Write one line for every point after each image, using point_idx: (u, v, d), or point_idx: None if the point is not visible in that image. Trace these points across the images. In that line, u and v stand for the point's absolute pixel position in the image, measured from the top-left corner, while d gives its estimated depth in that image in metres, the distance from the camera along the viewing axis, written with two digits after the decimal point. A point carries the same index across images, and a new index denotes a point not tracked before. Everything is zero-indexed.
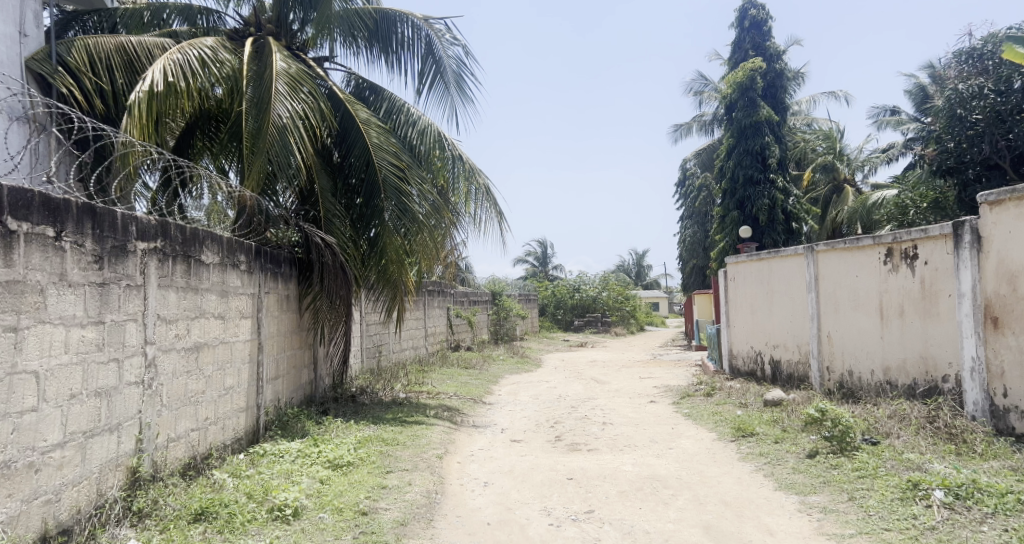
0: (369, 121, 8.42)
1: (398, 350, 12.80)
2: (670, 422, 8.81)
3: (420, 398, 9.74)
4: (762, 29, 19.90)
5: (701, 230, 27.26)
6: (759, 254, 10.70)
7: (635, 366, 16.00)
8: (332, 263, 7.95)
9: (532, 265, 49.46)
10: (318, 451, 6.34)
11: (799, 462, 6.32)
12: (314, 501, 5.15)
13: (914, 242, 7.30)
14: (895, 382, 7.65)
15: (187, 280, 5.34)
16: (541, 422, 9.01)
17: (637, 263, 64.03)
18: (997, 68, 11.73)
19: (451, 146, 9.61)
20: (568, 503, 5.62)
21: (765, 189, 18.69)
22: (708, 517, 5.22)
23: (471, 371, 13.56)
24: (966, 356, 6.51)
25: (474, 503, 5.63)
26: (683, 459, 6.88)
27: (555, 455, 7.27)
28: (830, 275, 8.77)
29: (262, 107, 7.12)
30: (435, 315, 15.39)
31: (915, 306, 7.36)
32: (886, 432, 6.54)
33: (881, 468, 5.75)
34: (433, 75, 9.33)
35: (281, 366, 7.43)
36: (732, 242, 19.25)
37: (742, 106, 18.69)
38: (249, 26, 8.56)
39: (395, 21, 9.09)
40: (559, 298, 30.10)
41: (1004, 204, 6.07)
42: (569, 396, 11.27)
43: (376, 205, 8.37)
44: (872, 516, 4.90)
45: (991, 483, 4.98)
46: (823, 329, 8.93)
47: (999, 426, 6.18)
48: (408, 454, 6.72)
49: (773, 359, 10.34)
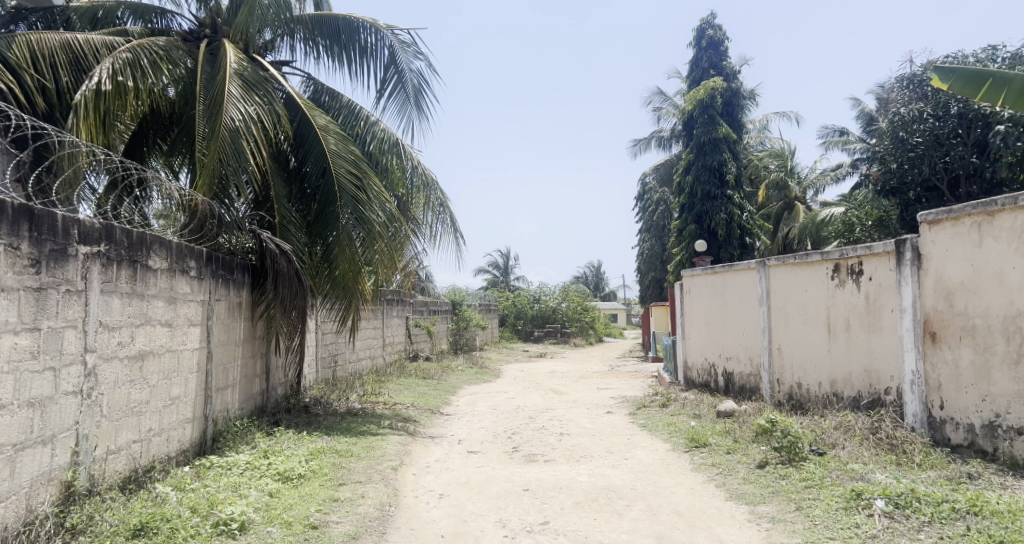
0: (327, 127, 8.37)
1: (355, 360, 12.67)
2: (626, 433, 8.91)
3: (376, 409, 9.68)
4: (719, 48, 20.33)
5: (659, 244, 27.76)
6: (713, 267, 10.91)
7: (594, 377, 16.08)
8: (287, 270, 7.83)
9: (494, 275, 49.45)
10: (268, 464, 6.23)
11: (749, 472, 6.44)
12: (262, 515, 5.06)
13: (859, 258, 7.52)
14: (841, 394, 7.85)
15: (132, 285, 5.23)
16: (499, 433, 9.02)
17: (595, 275, 64.55)
18: (934, 94, 12.24)
19: (410, 156, 9.67)
20: (523, 515, 5.64)
21: (722, 205, 19.07)
22: (662, 527, 5.29)
23: (429, 381, 13.52)
24: (906, 369, 6.69)
25: (428, 516, 5.60)
26: (638, 469, 6.97)
27: (512, 466, 7.29)
28: (781, 289, 8.99)
29: (214, 108, 7.03)
30: (394, 324, 15.34)
31: (861, 321, 7.57)
32: (832, 443, 6.70)
33: (827, 478, 5.89)
34: (394, 86, 9.36)
35: (232, 375, 7.30)
36: (688, 255, 19.54)
37: (702, 123, 18.97)
38: (204, 27, 8.41)
39: (358, 29, 9.05)
40: (519, 308, 30.15)
41: (942, 223, 6.29)
42: (527, 406, 11.33)
43: (332, 215, 8.30)
44: (817, 525, 5.02)
45: (929, 492, 5.14)
46: (774, 342, 9.13)
47: (936, 437, 6.37)
48: (361, 466, 6.67)
49: (726, 371, 10.53)
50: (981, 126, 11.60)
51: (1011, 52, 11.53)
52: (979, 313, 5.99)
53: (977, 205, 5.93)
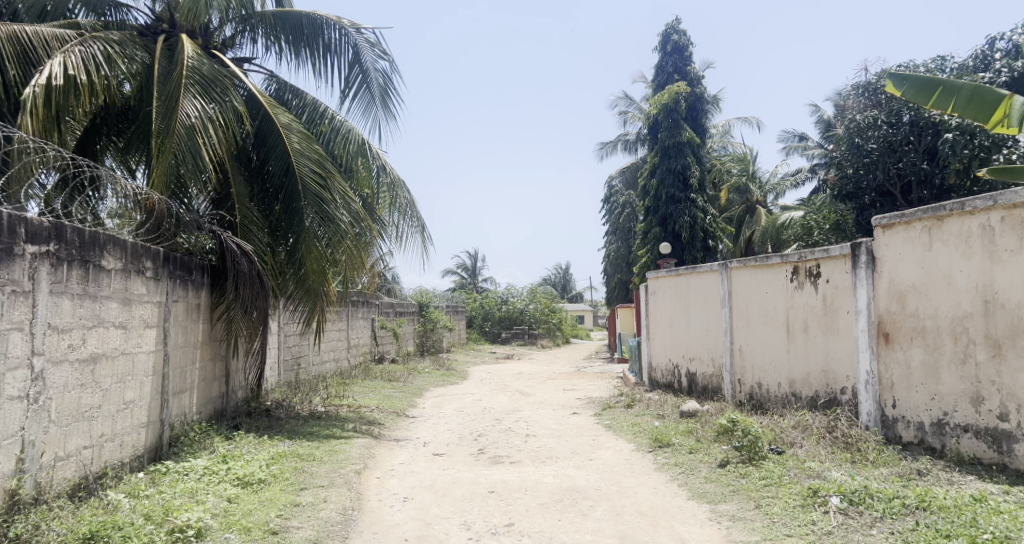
0: (290, 125, 8.28)
1: (319, 362, 12.54)
2: (591, 433, 8.97)
3: (340, 412, 9.60)
4: (683, 53, 20.58)
5: (625, 246, 28.00)
6: (677, 269, 11.03)
7: (561, 378, 16.15)
8: (248, 271, 7.73)
9: (461, 276, 49.36)
10: (227, 468, 6.14)
11: (711, 471, 6.53)
12: (220, 521, 4.98)
13: (817, 261, 7.68)
14: (800, 393, 8.00)
15: (84, 286, 5.13)
16: (465, 435, 9.01)
17: (563, 277, 64.82)
18: (888, 102, 12.60)
19: (376, 157, 9.64)
20: (488, 516, 5.65)
21: (686, 208, 19.30)
22: (625, 527, 5.34)
23: (395, 383, 13.45)
24: (861, 369, 6.84)
25: (392, 519, 5.58)
26: (603, 470, 7.02)
27: (477, 468, 7.29)
28: (742, 291, 9.13)
29: (170, 105, 6.92)
30: (359, 326, 15.23)
31: (818, 322, 7.73)
32: (790, 442, 6.83)
33: (785, 476, 6.01)
34: (359, 84, 9.30)
35: (190, 378, 7.19)
36: (653, 257, 19.74)
37: (666, 127, 19.18)
38: (162, 21, 8.20)
39: (322, 26, 8.98)
40: (487, 310, 30.12)
41: (895, 228, 6.45)
42: (493, 408, 11.33)
43: (296, 215, 8.23)
44: (775, 523, 5.11)
45: (881, 489, 5.26)
46: (735, 343, 9.27)
47: (888, 435, 6.53)
48: (324, 470, 6.61)
49: (689, 372, 10.65)
50: (932, 134, 11.92)
51: (959, 63, 11.87)
52: (928, 315, 6.15)
53: (928, 210, 6.09)
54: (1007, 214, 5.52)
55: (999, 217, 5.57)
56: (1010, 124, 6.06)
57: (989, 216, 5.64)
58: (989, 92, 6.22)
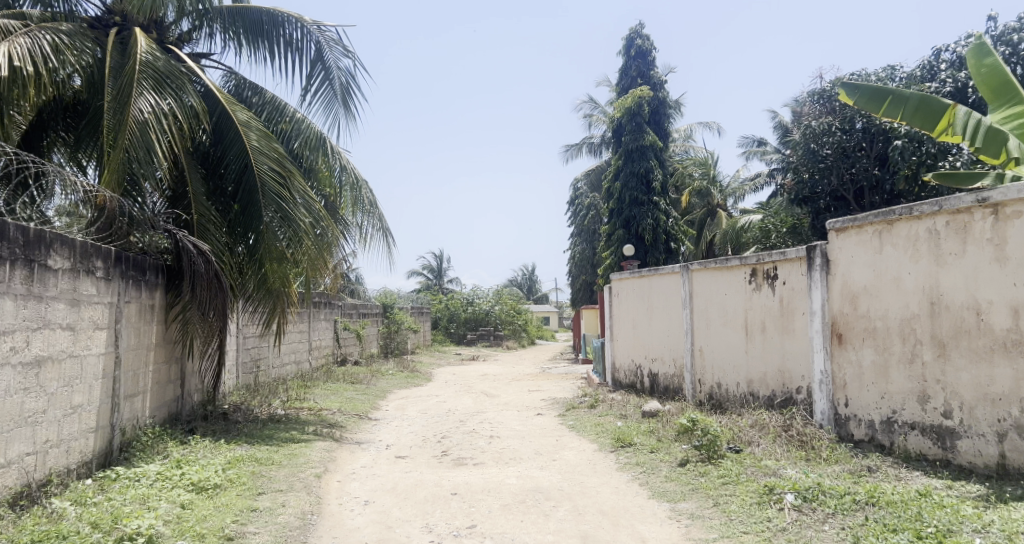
0: (248, 123, 8.16)
1: (278, 365, 12.36)
2: (555, 434, 8.99)
3: (301, 415, 9.48)
4: (647, 58, 20.77)
5: (590, 248, 28.16)
6: (640, 270, 11.12)
7: (525, 379, 16.16)
8: (205, 271, 7.59)
9: (427, 278, 49.12)
10: (181, 474, 6.02)
11: (671, 471, 6.60)
12: (173, 528, 4.87)
13: (774, 263, 7.81)
14: (756, 393, 8.15)
15: (28, 286, 4.99)
16: (428, 437, 8.96)
17: (529, 278, 64.92)
18: (842, 109, 12.89)
19: (338, 156, 9.56)
20: (450, 519, 5.62)
21: (649, 211, 19.45)
22: (587, 527, 5.37)
23: (358, 386, 13.31)
24: (815, 369, 6.98)
25: (352, 523, 5.52)
26: (566, 470, 7.04)
27: (440, 471, 7.26)
28: (703, 292, 9.25)
29: (122, 101, 6.76)
30: (321, 328, 15.05)
31: (775, 323, 7.86)
32: (748, 440, 6.93)
33: (743, 474, 6.09)
34: (321, 83, 9.23)
35: (143, 381, 7.04)
36: (617, 259, 19.87)
37: (630, 130, 19.34)
38: (114, 14, 7.96)
39: (283, 23, 8.87)
40: (452, 311, 29.99)
41: (848, 231, 6.59)
42: (458, 410, 11.28)
43: (255, 214, 8.10)
44: (732, 520, 5.18)
45: (833, 485, 5.37)
46: (696, 343, 9.38)
47: (841, 433, 6.68)
48: (283, 475, 6.52)
49: (652, 372, 10.75)
50: (882, 140, 12.28)
51: (907, 73, 12.19)
52: (879, 316, 6.30)
53: (878, 214, 6.24)
54: (951, 219, 5.67)
55: (944, 221, 5.72)
56: (954, 132, 6.91)
57: (935, 220, 5.79)
58: (935, 102, 7.09)
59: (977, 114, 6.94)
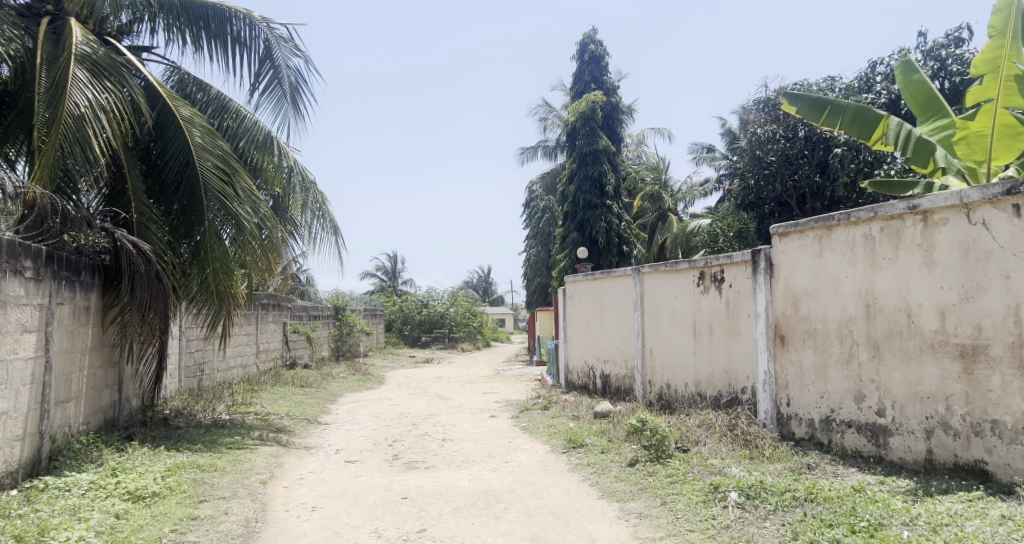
0: (192, 119, 7.95)
1: (224, 369, 12.07)
2: (507, 436, 8.97)
3: (247, 420, 9.27)
4: (600, 63, 20.93)
5: (544, 250, 28.26)
6: (594, 273, 11.18)
7: (479, 381, 16.12)
8: (146, 271, 7.35)
9: (381, 279, 48.67)
10: (116, 483, 5.82)
11: (621, 470, 6.64)
12: (105, 539, 4.70)
13: (721, 266, 7.93)
14: (704, 393, 8.25)
15: None
16: (379, 441, 8.86)
17: (484, 280, 64.86)
18: (785, 118, 13.20)
19: (287, 155, 9.39)
20: (400, 523, 5.56)
21: (602, 214, 19.60)
22: (537, 528, 5.36)
23: (307, 389, 13.08)
24: (759, 370, 7.11)
25: (298, 530, 5.42)
26: (517, 472, 7.03)
27: (391, 475, 7.17)
28: (653, 294, 9.36)
29: (56, 94, 6.51)
30: (269, 331, 14.75)
31: (722, 324, 7.98)
32: (695, 440, 7.02)
33: (689, 473, 6.16)
34: (270, 81, 9.08)
35: (76, 386, 6.79)
36: (571, 261, 19.98)
37: (584, 134, 19.47)
38: (46, 3, 7.69)
39: (230, 19, 8.69)
40: (406, 313, 29.74)
41: (790, 235, 6.73)
42: (410, 413, 11.18)
43: (198, 213, 7.88)
44: (679, 519, 5.24)
45: (775, 483, 5.47)
46: (646, 344, 9.47)
47: (783, 432, 6.82)
48: (226, 481, 6.35)
49: (603, 373, 10.83)
50: (823, 148, 12.67)
51: (845, 83, 12.51)
52: (818, 318, 6.45)
53: (818, 220, 6.39)
54: (885, 225, 5.84)
55: (878, 227, 5.88)
56: (887, 142, 7.62)
57: (871, 226, 5.95)
58: (870, 113, 7.68)
59: (908, 125, 7.55)
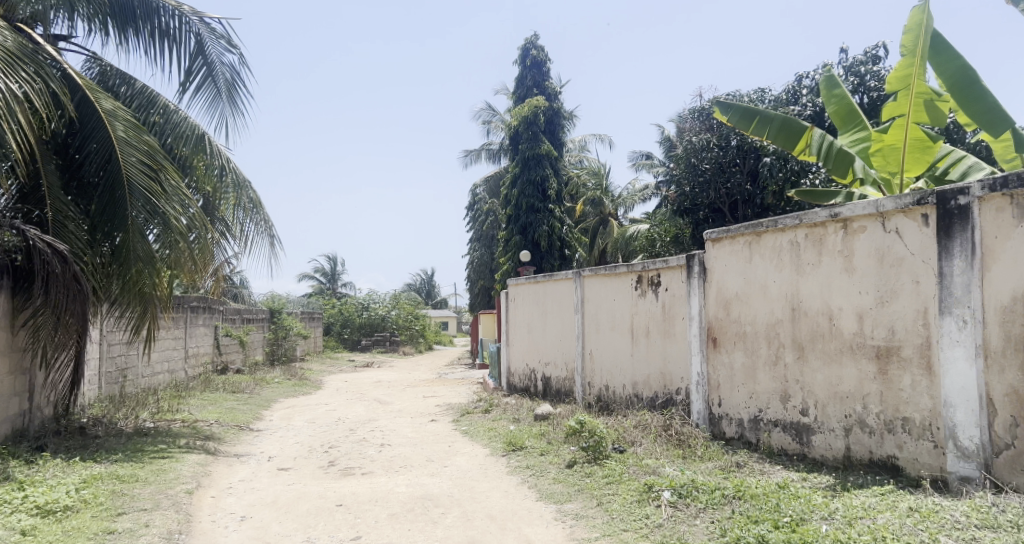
0: (114, 112, 7.60)
1: (149, 374, 11.60)
2: (447, 440, 8.86)
3: (174, 428, 8.91)
4: (542, 68, 21.04)
5: (487, 254, 28.19)
6: (535, 276, 11.16)
7: (420, 385, 15.92)
8: (63, 272, 6.96)
9: (321, 283, 47.80)
10: (24, 497, 5.48)
11: (559, 472, 6.61)
12: None
13: (658, 270, 8.01)
14: (641, 394, 8.31)
15: None
16: (314, 448, 8.63)
17: (428, 284, 64.42)
18: (719, 126, 13.46)
19: (218, 154, 9.08)
20: (333, 531, 5.39)
21: (544, 217, 19.66)
22: (474, 532, 5.28)
23: (239, 395, 12.69)
24: (693, 371, 7.19)
25: (224, 541, 5.20)
26: (456, 476, 6.93)
27: (325, 482, 6.98)
28: (593, 298, 9.39)
29: None
30: (199, 335, 14.27)
31: (657, 327, 8.05)
32: (631, 440, 7.05)
33: (625, 473, 6.17)
34: (202, 76, 8.78)
35: None
36: (513, 264, 19.96)
37: (526, 138, 19.51)
38: None
39: (158, 11, 8.37)
40: (346, 316, 29.23)
41: (722, 241, 6.83)
42: (348, 418, 10.94)
43: (119, 211, 7.53)
44: (614, 519, 5.22)
45: (706, 481, 5.51)
46: (586, 347, 9.50)
47: (714, 431, 6.92)
48: (148, 492, 6.07)
49: (544, 376, 10.82)
50: (753, 158, 12.91)
51: (774, 96, 12.81)
52: (748, 321, 6.56)
53: (748, 226, 6.50)
54: (809, 232, 5.95)
55: (803, 234, 6.00)
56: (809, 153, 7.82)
57: (796, 232, 6.07)
58: (795, 124, 7.93)
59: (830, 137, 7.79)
